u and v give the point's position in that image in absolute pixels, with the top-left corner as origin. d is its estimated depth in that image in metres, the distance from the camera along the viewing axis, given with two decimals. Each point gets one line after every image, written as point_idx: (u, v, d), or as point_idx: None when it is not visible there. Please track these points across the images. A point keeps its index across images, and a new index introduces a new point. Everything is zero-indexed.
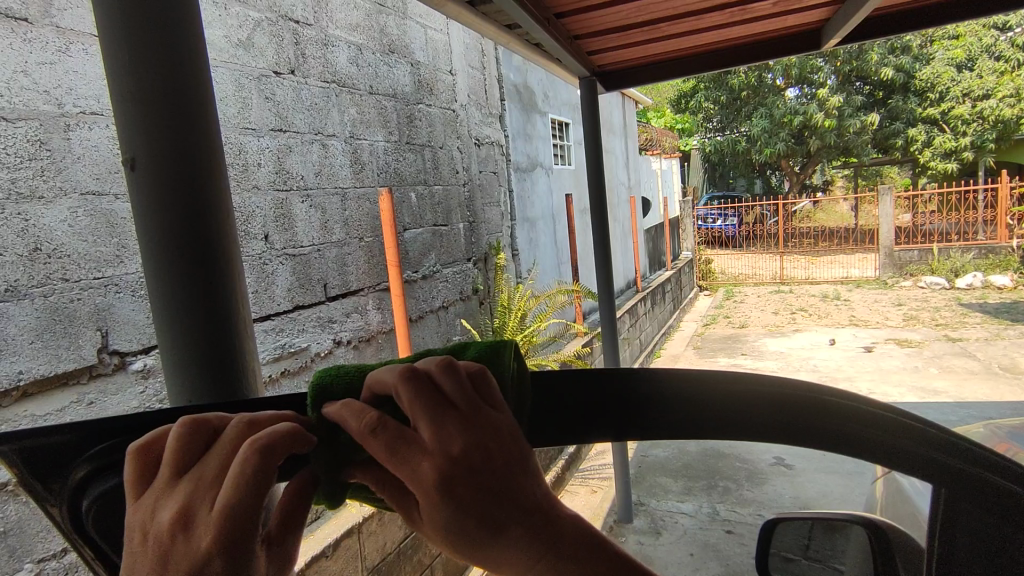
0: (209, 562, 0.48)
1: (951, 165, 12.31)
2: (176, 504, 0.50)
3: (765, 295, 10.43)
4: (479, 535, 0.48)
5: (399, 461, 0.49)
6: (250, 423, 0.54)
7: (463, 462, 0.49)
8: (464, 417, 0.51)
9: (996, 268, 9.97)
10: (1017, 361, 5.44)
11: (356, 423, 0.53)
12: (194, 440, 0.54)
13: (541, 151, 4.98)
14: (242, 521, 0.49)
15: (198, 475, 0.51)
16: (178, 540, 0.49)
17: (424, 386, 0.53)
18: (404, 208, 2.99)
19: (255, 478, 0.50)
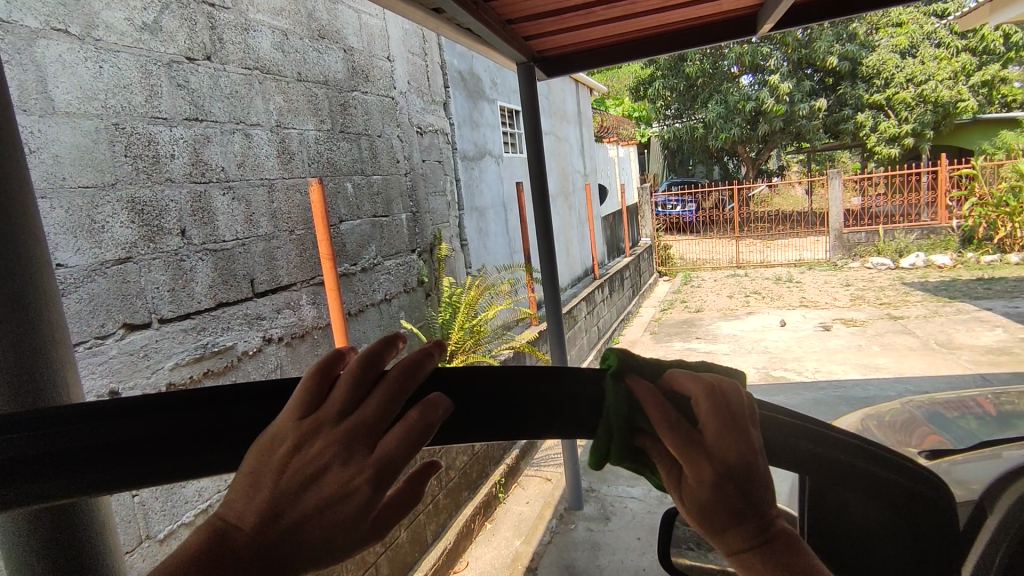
0: (357, 493, 0.57)
1: (895, 149, 12.72)
2: (332, 433, 0.58)
3: (722, 279, 10.63)
4: (724, 521, 0.61)
5: (692, 460, 0.59)
6: (409, 373, 0.61)
7: (735, 472, 0.60)
8: (741, 435, 0.61)
9: (938, 248, 10.37)
10: (953, 337, 5.67)
11: (656, 415, 0.60)
12: (358, 376, 0.60)
13: (489, 139, 4.92)
14: (394, 466, 0.58)
15: (362, 412, 0.59)
16: (332, 467, 0.57)
17: (717, 399, 0.61)
18: (339, 198, 2.90)
19: (414, 435, 0.58)
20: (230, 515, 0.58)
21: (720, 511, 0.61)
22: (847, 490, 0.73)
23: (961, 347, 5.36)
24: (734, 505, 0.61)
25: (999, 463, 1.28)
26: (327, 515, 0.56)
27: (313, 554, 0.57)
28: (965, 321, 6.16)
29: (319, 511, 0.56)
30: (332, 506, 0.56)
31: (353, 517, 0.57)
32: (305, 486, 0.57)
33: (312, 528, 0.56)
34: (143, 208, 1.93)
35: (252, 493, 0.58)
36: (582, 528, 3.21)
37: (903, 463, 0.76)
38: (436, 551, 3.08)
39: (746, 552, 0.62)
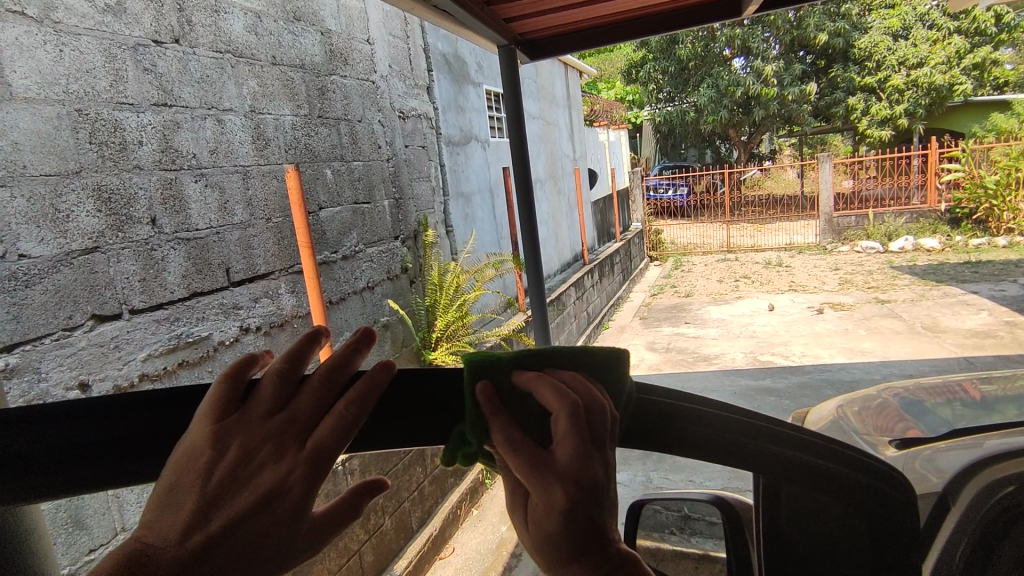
0: (293, 488, 0.58)
1: (886, 132, 12.69)
2: (263, 433, 0.59)
3: (712, 264, 10.64)
4: (567, 550, 0.61)
5: (544, 483, 0.59)
6: (334, 369, 0.62)
7: (588, 497, 0.60)
8: (602, 460, 0.60)
9: (927, 231, 10.41)
10: (939, 320, 5.70)
11: (505, 431, 0.59)
12: (285, 376, 0.62)
13: (475, 124, 4.85)
14: (327, 459, 0.59)
15: (294, 410, 0.60)
16: (265, 465, 0.58)
17: (578, 417, 0.59)
18: (317, 185, 2.85)
19: (346, 427, 0.59)
20: (155, 529, 0.56)
21: (565, 538, 0.60)
22: (817, 493, 0.73)
23: (946, 331, 5.39)
24: (586, 532, 0.60)
25: (972, 451, 1.27)
26: (261, 515, 0.57)
27: (250, 559, 0.56)
28: (951, 305, 6.19)
29: (253, 510, 0.57)
30: (267, 503, 0.57)
31: (289, 513, 0.58)
32: (236, 488, 0.57)
33: (246, 528, 0.57)
34: (109, 196, 1.88)
35: (180, 500, 0.57)
36: None
37: (879, 469, 0.75)
38: (421, 538, 3.08)
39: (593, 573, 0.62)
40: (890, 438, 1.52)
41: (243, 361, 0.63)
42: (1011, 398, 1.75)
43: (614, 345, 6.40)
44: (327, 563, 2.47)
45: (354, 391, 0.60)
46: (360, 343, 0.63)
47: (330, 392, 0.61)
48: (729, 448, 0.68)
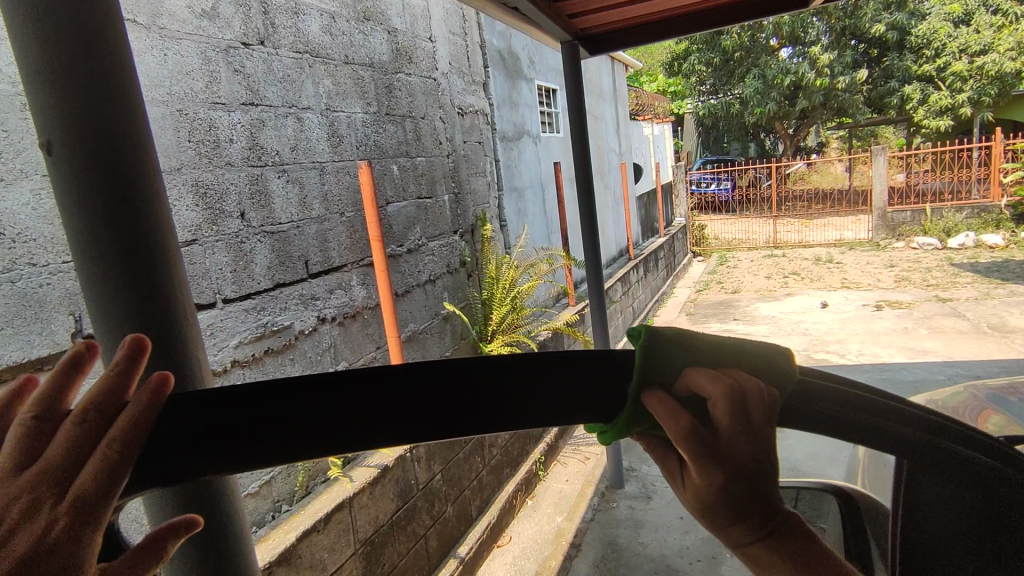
0: (51, 549, 0.46)
1: (946, 123, 12.19)
2: (17, 487, 0.47)
3: (759, 260, 10.43)
4: (726, 520, 0.62)
5: (704, 468, 0.58)
6: (99, 400, 0.51)
7: (745, 476, 0.59)
8: (759, 440, 0.59)
9: (989, 226, 9.98)
10: (1006, 320, 5.48)
11: (666, 421, 0.58)
12: (38, 416, 0.51)
13: (527, 119, 4.89)
14: (98, 504, 0.48)
15: (45, 458, 0.48)
16: (15, 529, 0.46)
17: (734, 400, 0.57)
18: (386, 180, 2.94)
19: (119, 463, 0.49)
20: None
21: (726, 508, 0.61)
22: (945, 471, 0.72)
23: (1015, 331, 5.18)
24: (741, 505, 0.61)
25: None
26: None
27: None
28: (1019, 304, 5.93)
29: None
30: (24, 570, 0.45)
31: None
32: None
33: None
34: (206, 191, 2.00)
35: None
36: (624, 506, 3.24)
37: (1004, 449, 0.74)
38: (481, 525, 3.14)
39: (751, 543, 0.63)
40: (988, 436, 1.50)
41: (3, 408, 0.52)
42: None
43: None
44: (396, 546, 2.55)
45: (126, 416, 0.50)
46: (130, 362, 0.53)
47: (97, 425, 0.50)
48: (881, 436, 0.68)
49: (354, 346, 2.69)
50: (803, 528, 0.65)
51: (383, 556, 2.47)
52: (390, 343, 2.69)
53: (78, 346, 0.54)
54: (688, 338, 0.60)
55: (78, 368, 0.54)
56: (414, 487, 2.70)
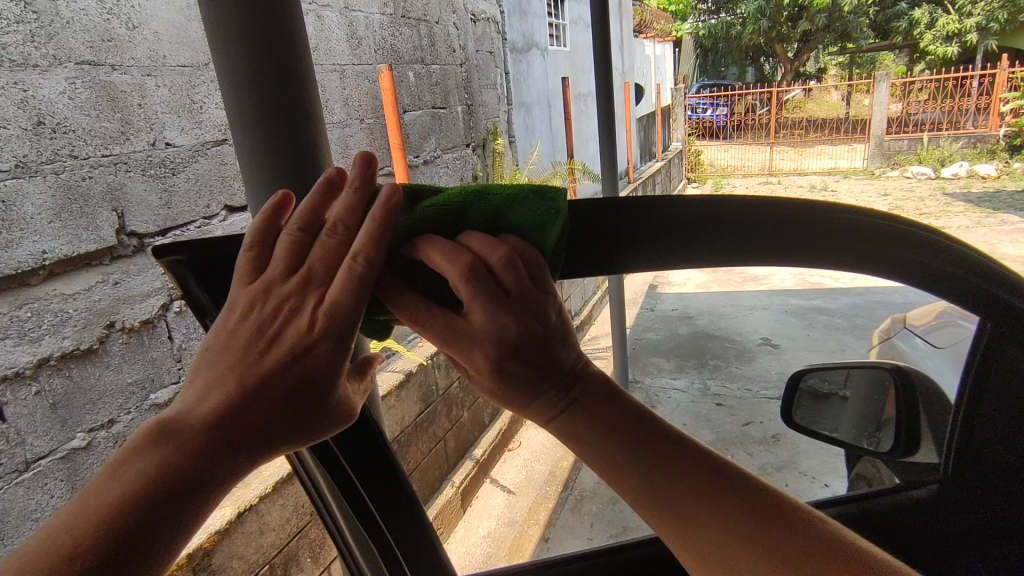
0: (316, 345, 0.60)
1: (950, 50, 11.97)
2: (287, 290, 0.61)
3: (754, 187, 10.42)
4: (523, 403, 0.62)
5: (465, 345, 0.60)
6: (347, 223, 0.62)
7: (520, 347, 0.60)
8: (518, 306, 0.60)
9: (982, 156, 10.03)
10: (995, 248, 5.61)
11: (409, 310, 0.62)
12: (300, 232, 0.63)
13: (536, 29, 4.70)
14: (346, 318, 0.60)
15: (310, 265, 0.61)
16: (287, 323, 0.60)
17: (474, 271, 0.58)
18: (403, 87, 2.85)
19: (360, 284, 0.59)
20: (191, 388, 0.60)
21: (510, 390, 0.62)
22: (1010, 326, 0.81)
23: (1004, 258, 5.31)
24: (529, 382, 0.61)
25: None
26: (295, 372, 0.60)
27: (282, 411, 0.60)
28: (1009, 233, 6.06)
29: (285, 365, 0.59)
30: (297, 358, 0.60)
31: (318, 369, 0.61)
32: (266, 346, 0.59)
33: (274, 382, 0.59)
34: None
35: (204, 367, 0.60)
36: None
37: None
38: (493, 430, 3.29)
39: (558, 420, 0.62)
40: None
41: (262, 224, 0.64)
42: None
43: None
44: (419, 446, 2.68)
45: (367, 238, 0.59)
46: (363, 180, 0.63)
47: (343, 242, 0.61)
48: (949, 281, 0.77)
49: None
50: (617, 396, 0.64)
51: (408, 454, 2.59)
52: None
53: (322, 174, 0.65)
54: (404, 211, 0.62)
55: (325, 191, 0.64)
56: (434, 393, 2.81)
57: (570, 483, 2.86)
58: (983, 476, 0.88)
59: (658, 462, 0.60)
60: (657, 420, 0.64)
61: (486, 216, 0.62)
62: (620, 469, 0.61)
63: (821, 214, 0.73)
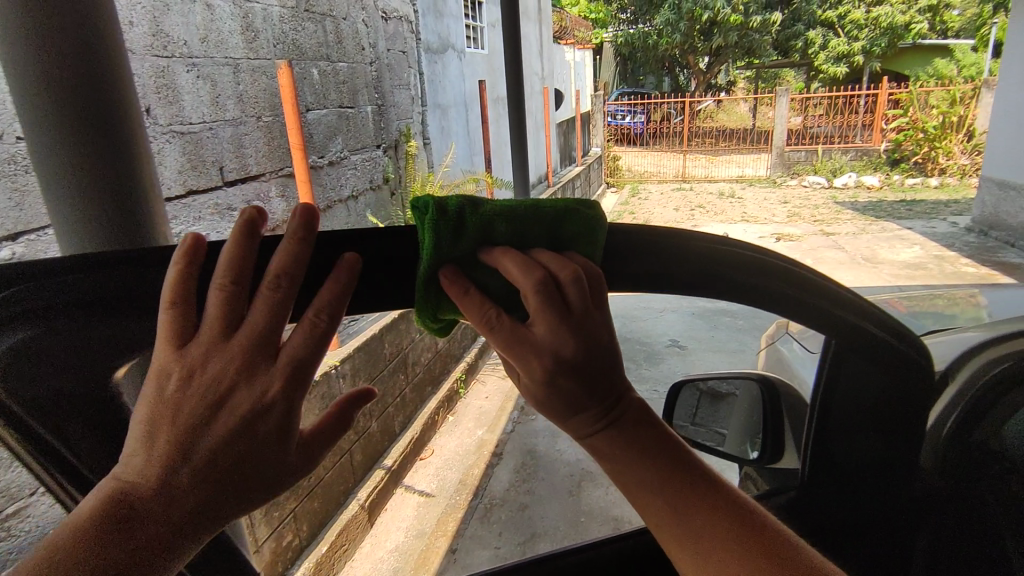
0: (272, 404, 0.54)
1: (841, 69, 13.05)
2: (234, 352, 0.53)
3: (668, 193, 10.86)
4: (565, 413, 0.59)
5: (524, 360, 0.57)
6: (293, 262, 0.55)
7: (578, 367, 0.58)
8: (582, 326, 0.58)
9: (868, 168, 10.97)
10: (877, 252, 6.14)
11: (469, 310, 0.58)
12: (234, 281, 0.54)
13: (452, 31, 4.65)
14: (306, 365, 0.55)
15: (251, 323, 0.54)
16: (240, 385, 0.53)
17: (547, 287, 0.57)
18: (305, 84, 2.72)
19: (319, 334, 0.56)
20: (126, 466, 0.52)
21: (555, 401, 0.59)
22: (858, 348, 0.85)
23: (883, 262, 5.82)
24: (582, 396, 0.59)
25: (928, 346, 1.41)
26: (251, 436, 0.54)
27: (233, 480, 0.54)
28: (888, 239, 6.65)
29: (238, 434, 0.53)
30: (251, 424, 0.54)
31: (276, 430, 0.55)
32: (210, 415, 0.52)
33: (230, 451, 0.53)
34: None
35: (141, 444, 0.52)
36: (542, 419, 3.43)
37: (904, 331, 0.86)
38: (404, 439, 3.20)
39: (595, 436, 0.60)
40: None
41: (182, 268, 0.55)
42: (933, 313, 2.08)
43: None
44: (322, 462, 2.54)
45: (284, 263, 0.55)
46: (302, 228, 0.56)
47: (291, 292, 0.55)
48: (810, 309, 0.78)
49: None
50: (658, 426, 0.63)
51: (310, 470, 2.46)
52: None
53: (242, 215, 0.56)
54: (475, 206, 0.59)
55: (252, 230, 0.56)
56: None
57: (481, 490, 2.87)
58: (833, 479, 0.93)
59: (683, 484, 0.60)
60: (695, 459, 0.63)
61: (546, 230, 0.61)
62: (646, 489, 0.60)
63: (681, 243, 0.72)
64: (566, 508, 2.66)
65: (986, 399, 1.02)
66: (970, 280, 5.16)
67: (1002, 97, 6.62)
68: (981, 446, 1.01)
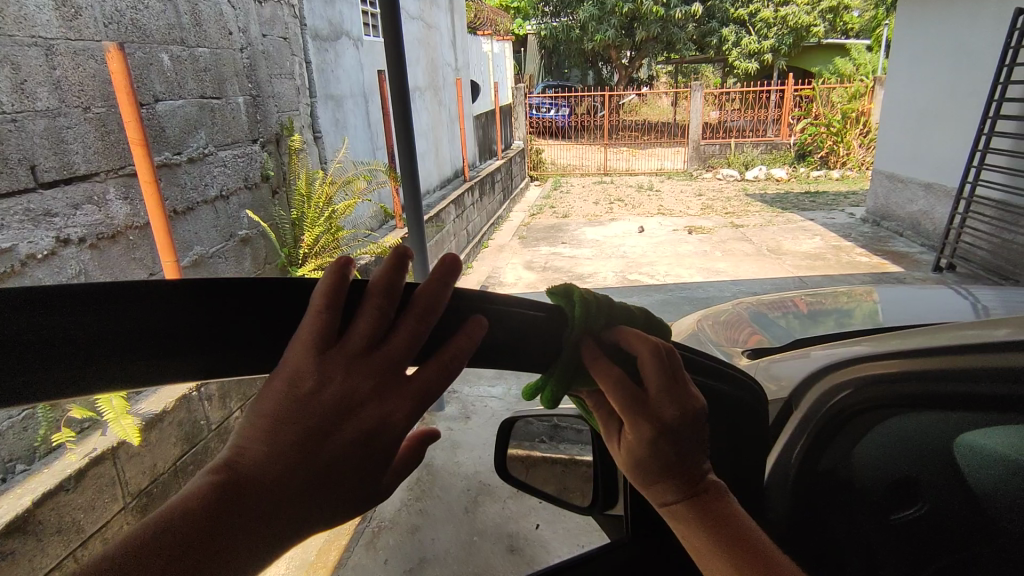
0: (394, 432, 0.45)
1: (751, 65, 13.63)
2: (371, 372, 0.44)
3: (589, 186, 10.89)
4: (656, 475, 0.64)
5: (635, 420, 0.61)
6: (441, 282, 0.49)
7: (675, 432, 0.62)
8: (682, 397, 0.62)
9: (777, 162, 11.42)
10: (781, 244, 6.34)
11: (600, 375, 0.60)
12: (388, 305, 0.46)
13: (346, 17, 4.36)
14: (431, 398, 0.47)
15: (395, 342, 0.46)
16: (371, 404, 0.44)
17: (661, 359, 0.61)
18: (151, 70, 2.40)
19: (455, 365, 0.49)
20: (240, 458, 0.44)
21: (655, 464, 0.63)
22: None
23: (786, 253, 6.02)
24: (675, 459, 0.63)
25: (802, 359, 1.34)
26: (369, 465, 0.45)
27: (328, 506, 0.44)
28: (792, 230, 6.90)
29: (357, 459, 0.44)
30: (374, 450, 0.45)
31: (392, 463, 0.46)
32: (332, 430, 0.44)
33: (336, 478, 0.44)
34: None
35: (255, 441, 0.44)
36: (442, 429, 3.25)
37: (741, 377, 0.85)
38: None
39: (678, 504, 0.65)
40: (739, 348, 1.68)
41: (333, 278, 0.46)
42: (834, 310, 2.05)
43: (492, 264, 6.42)
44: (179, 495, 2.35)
45: (439, 282, 0.48)
46: (453, 270, 0.49)
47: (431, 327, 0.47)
48: None
49: (117, 272, 2.25)
50: (725, 493, 0.67)
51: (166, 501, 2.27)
52: (167, 267, 2.33)
53: (399, 242, 0.48)
54: (610, 298, 0.64)
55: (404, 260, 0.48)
56: (203, 429, 2.47)
57: (369, 513, 2.67)
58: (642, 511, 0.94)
59: (756, 550, 0.64)
60: (750, 520, 0.67)
61: (641, 319, 0.65)
62: (714, 551, 0.63)
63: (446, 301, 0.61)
64: (460, 528, 2.52)
65: (827, 429, 0.92)
66: (864, 270, 5.40)
67: (891, 95, 6.99)
68: (827, 477, 0.94)
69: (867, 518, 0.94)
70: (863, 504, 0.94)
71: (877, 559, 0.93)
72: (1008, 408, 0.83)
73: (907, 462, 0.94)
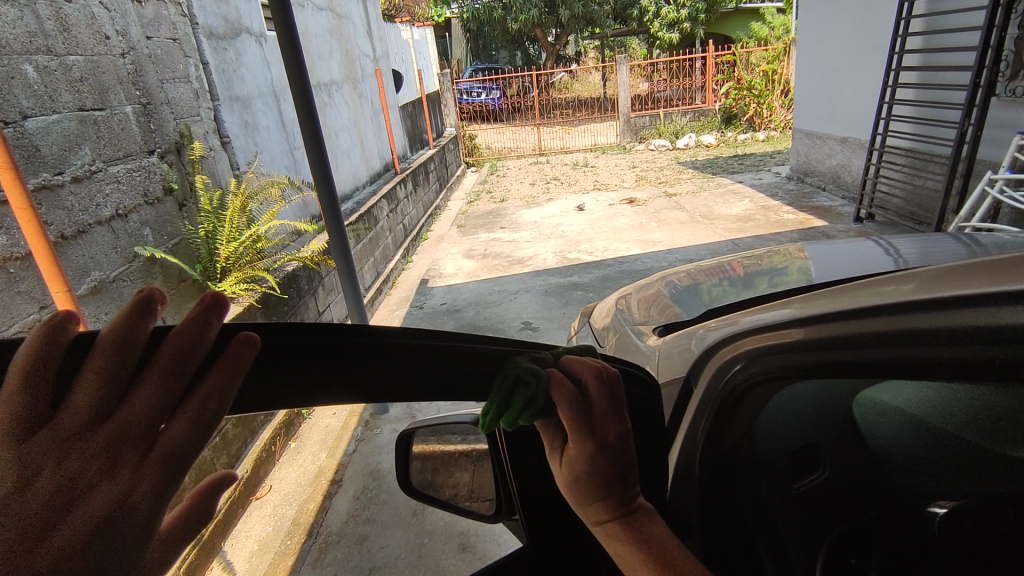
0: (139, 503, 0.46)
1: (673, 35, 13.89)
2: (89, 449, 0.44)
3: (525, 168, 10.85)
4: (594, 497, 0.69)
5: (581, 438, 0.66)
6: (188, 340, 0.48)
7: (614, 452, 0.68)
8: (601, 421, 0.67)
9: (706, 128, 11.68)
10: (713, 208, 6.50)
11: (559, 397, 0.64)
12: (114, 367, 0.46)
13: (243, 10, 4.11)
14: (184, 459, 0.48)
15: (128, 413, 0.46)
16: (100, 483, 0.44)
17: (600, 382, 0.68)
18: (15, 84, 2.18)
19: (205, 421, 0.49)
20: None
21: (594, 488, 0.69)
22: None
23: (718, 217, 6.17)
24: (603, 485, 0.69)
25: (732, 326, 1.33)
26: (103, 546, 0.44)
27: None
28: (722, 194, 7.08)
29: (86, 540, 0.44)
30: (104, 532, 0.44)
31: (133, 536, 0.46)
32: (59, 515, 0.43)
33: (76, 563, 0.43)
34: None
35: None
36: (388, 431, 3.18)
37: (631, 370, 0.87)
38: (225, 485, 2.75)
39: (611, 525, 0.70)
40: (654, 324, 1.70)
41: (37, 346, 0.45)
42: (768, 270, 2.07)
43: (432, 255, 6.32)
44: None
45: (179, 341, 0.48)
46: (208, 314, 0.50)
47: (181, 383, 0.48)
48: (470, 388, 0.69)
49: None
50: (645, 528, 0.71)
51: None
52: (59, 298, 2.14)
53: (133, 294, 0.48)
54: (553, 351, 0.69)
55: (139, 315, 0.48)
56: None
57: (315, 528, 2.57)
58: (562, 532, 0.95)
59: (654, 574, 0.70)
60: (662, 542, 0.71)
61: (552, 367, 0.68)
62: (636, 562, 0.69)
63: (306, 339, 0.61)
64: (410, 532, 2.45)
65: (724, 406, 0.90)
66: (792, 227, 5.58)
67: (804, 54, 7.21)
68: (732, 452, 0.92)
69: (770, 489, 0.95)
70: (767, 476, 0.95)
71: (779, 528, 0.94)
72: (892, 373, 0.75)
73: (808, 429, 0.97)
